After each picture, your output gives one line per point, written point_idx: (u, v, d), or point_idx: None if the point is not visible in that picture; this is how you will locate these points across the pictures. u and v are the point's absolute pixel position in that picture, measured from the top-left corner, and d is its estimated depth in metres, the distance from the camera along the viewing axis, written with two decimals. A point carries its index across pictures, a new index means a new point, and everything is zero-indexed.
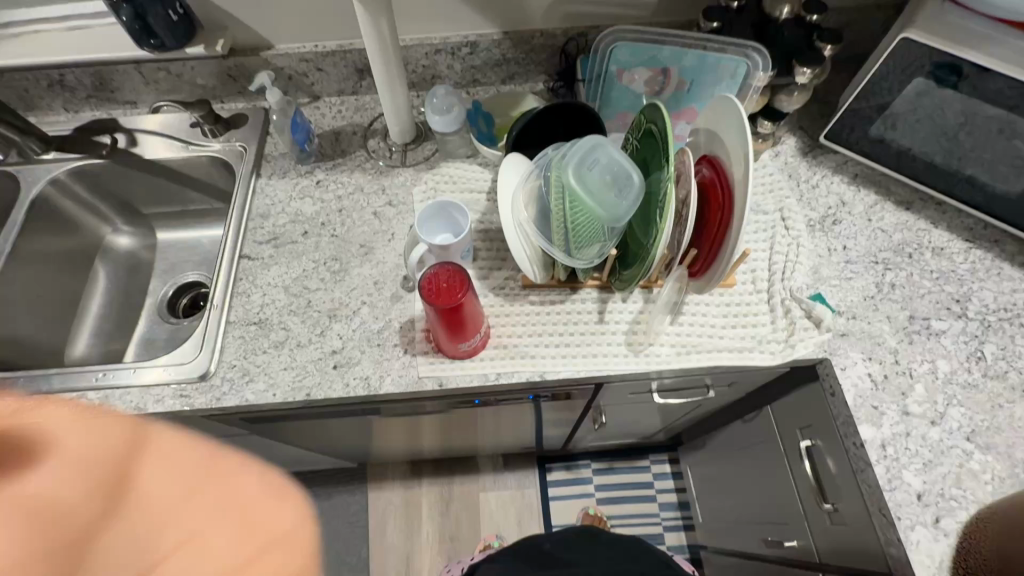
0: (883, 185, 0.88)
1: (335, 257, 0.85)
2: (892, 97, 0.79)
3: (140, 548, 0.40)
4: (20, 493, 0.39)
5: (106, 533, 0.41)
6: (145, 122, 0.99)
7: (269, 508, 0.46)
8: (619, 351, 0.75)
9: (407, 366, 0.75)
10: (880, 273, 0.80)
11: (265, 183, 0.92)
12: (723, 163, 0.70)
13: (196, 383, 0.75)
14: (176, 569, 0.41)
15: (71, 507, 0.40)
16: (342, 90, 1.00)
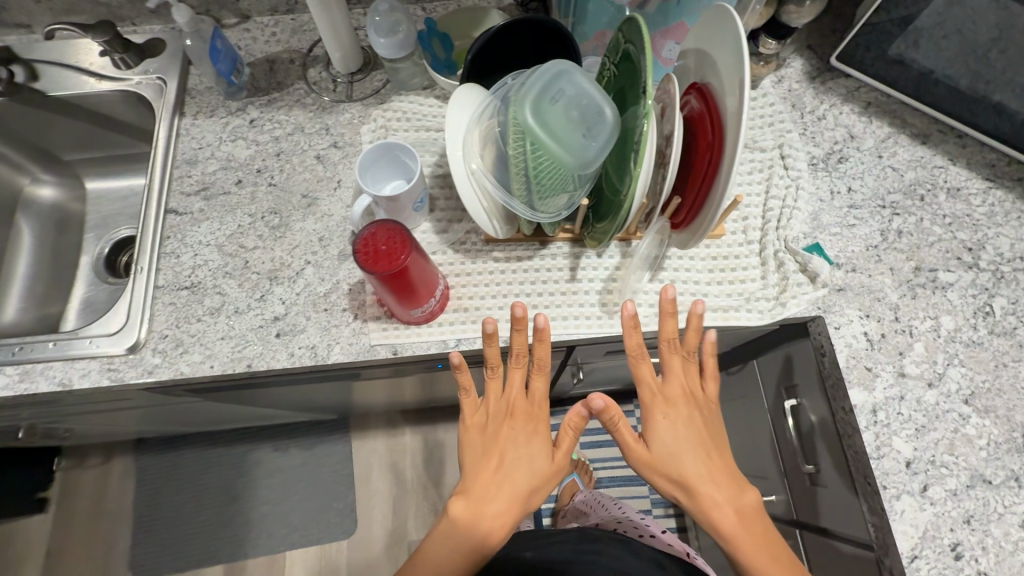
0: (897, 116, 0.77)
1: (274, 210, 0.75)
2: (918, 8, 0.66)
3: (509, 472, 0.60)
4: (482, 446, 0.62)
5: (485, 475, 0.60)
6: (46, 51, 0.85)
7: (518, 450, 0.61)
8: (591, 313, 0.67)
9: (358, 334, 0.68)
10: (887, 219, 0.71)
11: (190, 124, 0.80)
12: (715, 94, 0.59)
13: (124, 356, 0.67)
14: (507, 479, 0.59)
15: (482, 457, 0.61)
16: (274, 8, 0.85)
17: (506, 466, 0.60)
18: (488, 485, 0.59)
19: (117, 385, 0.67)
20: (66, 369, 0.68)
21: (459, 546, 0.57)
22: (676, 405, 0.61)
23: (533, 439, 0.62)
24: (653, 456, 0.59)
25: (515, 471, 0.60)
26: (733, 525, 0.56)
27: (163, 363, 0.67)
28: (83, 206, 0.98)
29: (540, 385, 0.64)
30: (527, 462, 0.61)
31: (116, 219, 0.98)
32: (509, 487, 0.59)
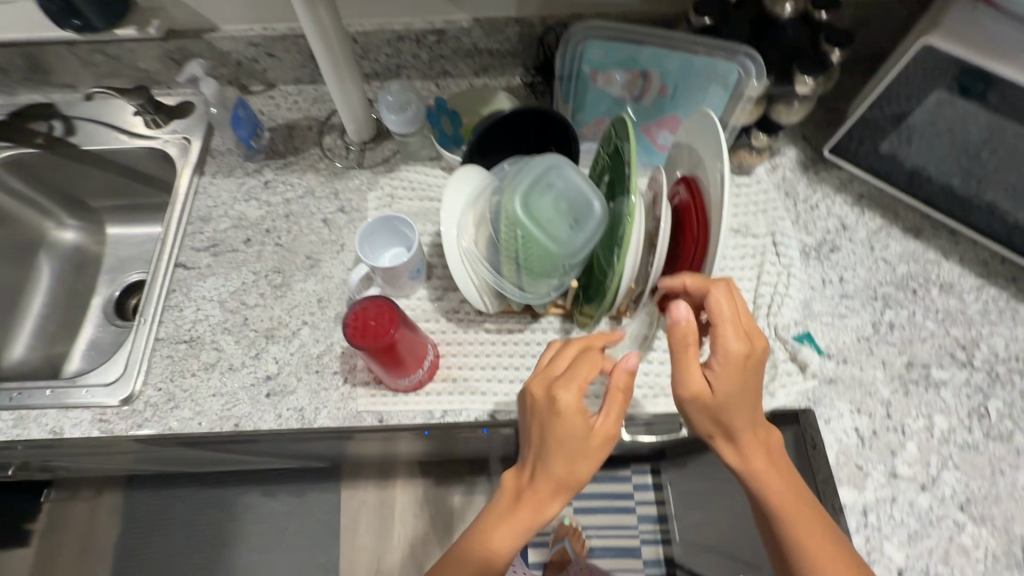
0: (890, 209, 0.79)
1: (278, 269, 0.77)
2: (909, 108, 0.69)
3: (545, 447, 0.50)
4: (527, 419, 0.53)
5: (532, 451, 0.51)
6: (85, 110, 0.91)
7: (550, 421, 0.50)
8: None
9: (346, 399, 0.68)
10: (879, 311, 0.71)
11: (208, 183, 0.85)
12: (702, 187, 0.61)
13: (117, 408, 0.69)
14: (547, 455, 0.50)
15: (527, 430, 0.52)
16: (298, 78, 0.91)
17: (544, 439, 0.50)
18: (534, 459, 0.50)
19: (107, 437, 0.68)
20: (60, 417, 0.69)
21: (508, 524, 0.49)
22: (749, 343, 0.50)
23: (564, 410, 0.50)
24: (715, 401, 0.49)
25: (554, 446, 0.49)
26: (774, 478, 0.49)
27: (154, 417, 0.68)
28: (102, 249, 1.02)
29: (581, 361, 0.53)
30: (569, 443, 0.49)
31: (130, 264, 1.02)
32: (548, 460, 0.49)
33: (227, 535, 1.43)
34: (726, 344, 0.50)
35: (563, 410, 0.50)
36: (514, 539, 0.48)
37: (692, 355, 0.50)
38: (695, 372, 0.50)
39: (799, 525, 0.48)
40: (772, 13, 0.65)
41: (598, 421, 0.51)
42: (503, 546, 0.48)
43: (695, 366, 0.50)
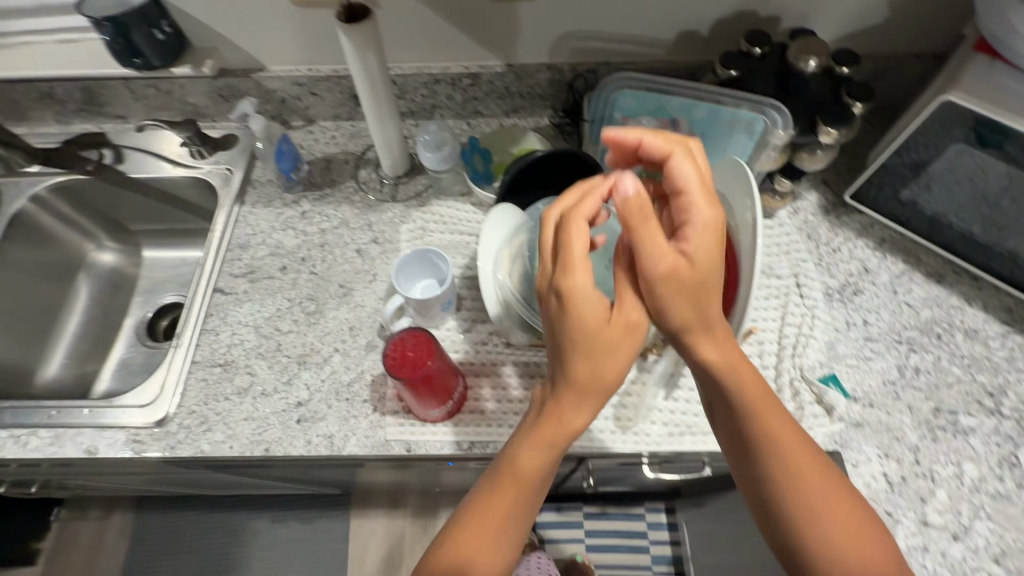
0: (912, 254, 0.80)
1: (312, 297, 0.80)
2: (930, 157, 0.71)
3: (573, 354, 0.48)
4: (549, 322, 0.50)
5: (561, 362, 0.49)
6: (135, 140, 0.96)
7: (576, 326, 0.47)
8: (605, 427, 0.68)
9: (375, 427, 0.69)
10: (904, 355, 0.72)
11: (247, 212, 0.88)
12: (730, 229, 0.63)
13: (151, 429, 0.70)
14: (574, 364, 0.48)
15: (552, 338, 0.50)
16: (337, 115, 0.95)
17: (570, 345, 0.48)
18: (562, 369, 0.49)
19: (139, 457, 0.69)
20: (95, 437, 0.71)
21: (536, 444, 0.49)
22: (711, 198, 0.48)
23: (583, 310, 0.47)
24: (677, 267, 0.47)
25: (579, 354, 0.48)
26: (740, 364, 0.50)
27: (186, 439, 0.70)
28: (137, 271, 1.06)
29: (574, 231, 0.48)
30: (583, 338, 0.47)
31: (165, 286, 1.05)
32: (576, 367, 0.48)
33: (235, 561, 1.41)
34: (695, 209, 0.48)
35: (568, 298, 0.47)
36: (541, 456, 0.49)
37: (648, 223, 0.47)
38: (655, 239, 0.47)
39: (768, 419, 0.50)
40: (795, 66, 0.68)
41: (611, 302, 0.48)
42: (537, 464, 0.49)
43: (654, 237, 0.47)
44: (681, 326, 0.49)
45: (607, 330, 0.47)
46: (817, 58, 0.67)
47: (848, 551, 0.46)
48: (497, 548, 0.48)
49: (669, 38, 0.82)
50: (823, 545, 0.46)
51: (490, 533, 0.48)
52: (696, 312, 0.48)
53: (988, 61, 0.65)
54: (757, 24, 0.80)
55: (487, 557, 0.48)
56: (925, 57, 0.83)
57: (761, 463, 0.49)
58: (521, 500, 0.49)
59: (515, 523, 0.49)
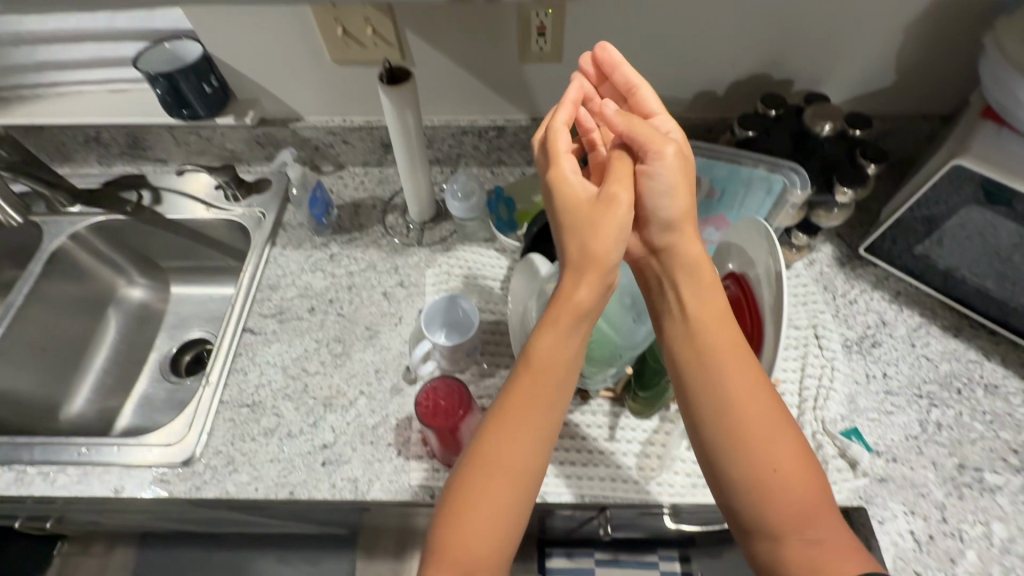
0: (927, 307, 0.82)
1: (339, 338, 0.82)
2: (943, 215, 0.74)
3: (571, 232, 0.54)
4: (553, 217, 0.57)
5: (565, 243, 0.55)
6: (173, 183, 1.00)
7: (572, 208, 0.54)
8: (629, 477, 0.68)
9: (400, 472, 0.70)
10: (925, 409, 0.72)
11: (278, 253, 0.91)
12: (752, 283, 0.65)
13: (178, 468, 0.71)
14: (573, 239, 0.54)
15: (556, 230, 0.56)
16: (366, 162, 1.00)
17: (569, 228, 0.55)
18: (567, 250, 0.55)
19: (165, 497, 0.70)
20: (122, 475, 0.71)
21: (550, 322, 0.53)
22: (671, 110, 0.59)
23: (575, 191, 0.55)
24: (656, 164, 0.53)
25: (578, 231, 0.54)
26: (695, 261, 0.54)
27: (212, 480, 0.70)
28: (164, 307, 1.08)
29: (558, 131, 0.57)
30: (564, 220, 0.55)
31: (190, 322, 1.07)
32: (577, 240, 0.54)
33: None
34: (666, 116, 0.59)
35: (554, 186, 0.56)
36: (559, 335, 0.53)
37: (629, 122, 0.54)
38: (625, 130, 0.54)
39: (711, 339, 0.52)
40: (811, 130, 0.72)
41: (593, 188, 0.56)
42: (550, 343, 0.53)
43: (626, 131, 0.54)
44: (665, 221, 0.54)
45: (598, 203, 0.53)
46: (831, 123, 0.71)
47: (772, 456, 0.49)
48: (519, 429, 0.50)
49: (687, 97, 0.87)
50: (744, 455, 0.49)
51: (522, 423, 0.51)
52: (678, 206, 0.54)
53: (995, 128, 0.68)
54: (771, 87, 0.85)
55: (514, 446, 0.50)
56: (932, 119, 0.87)
57: (699, 375, 0.52)
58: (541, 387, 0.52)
59: (535, 411, 0.51)
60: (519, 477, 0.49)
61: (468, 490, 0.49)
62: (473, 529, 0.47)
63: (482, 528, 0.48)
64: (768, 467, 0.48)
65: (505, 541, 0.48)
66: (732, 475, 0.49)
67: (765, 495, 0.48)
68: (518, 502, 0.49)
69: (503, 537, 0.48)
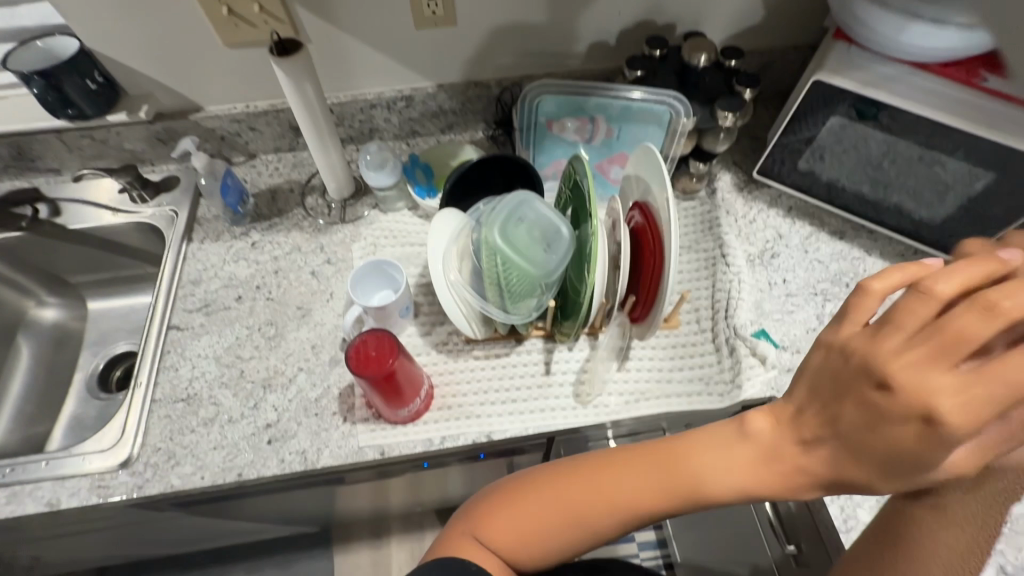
0: (817, 217, 0.90)
1: (270, 321, 0.81)
2: (817, 130, 0.81)
3: (876, 424, 0.37)
4: (875, 389, 0.37)
5: (861, 426, 0.38)
6: (70, 191, 0.95)
7: (933, 408, 0.35)
8: (567, 404, 0.73)
9: (348, 437, 0.71)
10: (821, 304, 0.81)
11: (197, 248, 0.89)
12: (654, 210, 0.70)
13: (116, 472, 0.69)
14: (891, 434, 0.37)
15: (852, 403, 0.39)
16: (278, 147, 0.98)
17: (892, 422, 0.37)
18: (863, 445, 0.38)
19: (105, 502, 0.68)
20: (55, 488, 0.69)
21: (745, 471, 0.44)
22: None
23: (947, 395, 0.35)
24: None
25: (895, 438, 0.37)
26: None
27: (154, 476, 0.69)
28: (83, 325, 1.03)
29: (1010, 355, 0.34)
30: (912, 460, 0.37)
31: (113, 336, 1.03)
32: (898, 436, 0.37)
33: None
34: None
35: (946, 431, 0.35)
36: (735, 489, 0.44)
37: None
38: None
39: None
40: (691, 63, 0.77)
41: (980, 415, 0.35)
42: (725, 487, 0.45)
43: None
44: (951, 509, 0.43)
45: (962, 427, 0.35)
46: (707, 53, 0.76)
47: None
48: (624, 502, 0.48)
49: (581, 49, 0.91)
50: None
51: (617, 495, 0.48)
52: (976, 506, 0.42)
53: (845, 44, 0.76)
54: (656, 31, 0.90)
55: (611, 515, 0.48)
56: (802, 48, 0.95)
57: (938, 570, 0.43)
58: (678, 494, 0.46)
59: (648, 513, 0.48)
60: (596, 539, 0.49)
61: (542, 508, 0.49)
62: (519, 531, 0.49)
63: (539, 523, 0.49)
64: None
65: (539, 547, 0.49)
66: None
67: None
68: (562, 544, 0.49)
69: (543, 546, 0.49)
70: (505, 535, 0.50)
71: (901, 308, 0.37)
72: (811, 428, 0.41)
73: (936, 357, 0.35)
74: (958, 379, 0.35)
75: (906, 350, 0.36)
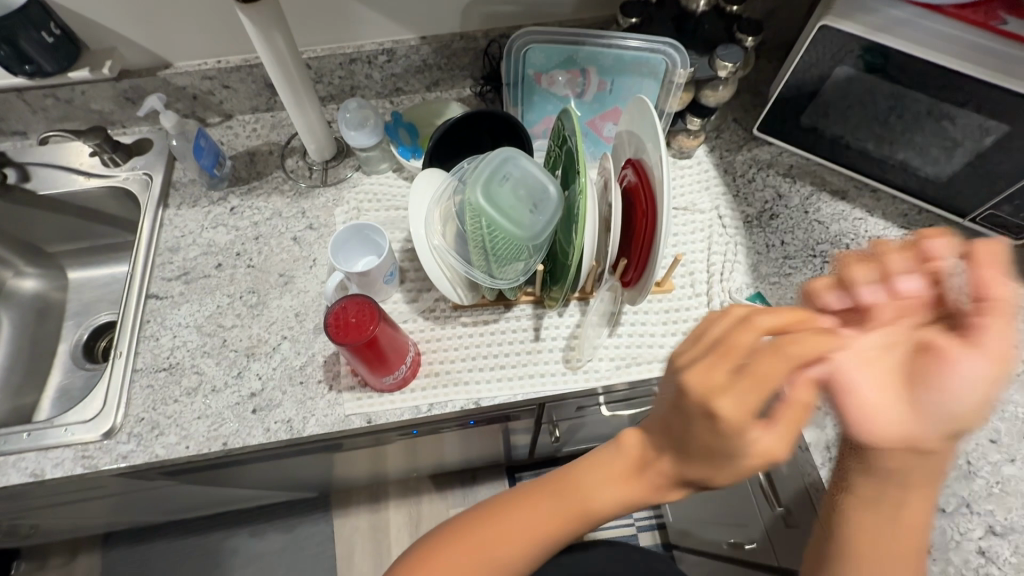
0: (818, 176, 0.87)
1: (252, 289, 0.79)
2: (821, 83, 0.77)
3: (694, 426, 0.44)
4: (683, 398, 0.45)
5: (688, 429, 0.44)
6: (37, 154, 0.90)
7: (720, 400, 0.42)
8: (556, 370, 0.71)
9: (333, 405, 0.70)
10: (819, 266, 0.78)
11: (173, 214, 0.86)
12: (647, 167, 0.66)
13: (100, 442, 0.68)
14: (702, 431, 0.43)
15: (674, 414, 0.46)
16: (255, 107, 0.93)
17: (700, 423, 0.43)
18: (691, 445, 0.45)
19: (91, 472, 0.67)
20: (39, 459, 0.68)
21: (615, 484, 0.50)
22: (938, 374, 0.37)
23: (720, 390, 0.42)
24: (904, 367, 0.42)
25: (706, 434, 0.43)
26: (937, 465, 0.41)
27: (139, 446, 0.68)
28: (64, 295, 1.00)
29: (763, 355, 0.41)
30: (715, 450, 0.43)
31: (96, 306, 1.00)
32: (709, 433, 0.43)
33: None
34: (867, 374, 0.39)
35: (731, 427, 0.42)
36: (614, 499, 0.50)
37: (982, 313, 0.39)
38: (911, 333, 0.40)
39: None
40: (690, 9, 0.72)
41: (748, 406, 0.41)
42: (603, 500, 0.50)
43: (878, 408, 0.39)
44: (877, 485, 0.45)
45: (740, 414, 0.41)
46: None
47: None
48: (529, 531, 0.51)
49: None
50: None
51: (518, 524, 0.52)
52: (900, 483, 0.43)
53: None
54: None
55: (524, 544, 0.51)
56: None
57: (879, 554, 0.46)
58: (569, 519, 0.51)
59: (557, 538, 0.52)
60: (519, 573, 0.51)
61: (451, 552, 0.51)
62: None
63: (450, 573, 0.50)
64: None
65: None
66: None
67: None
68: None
69: None
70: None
71: (715, 327, 0.47)
72: (657, 443, 0.48)
73: (716, 361, 0.43)
74: (738, 373, 0.42)
75: (703, 360, 0.44)
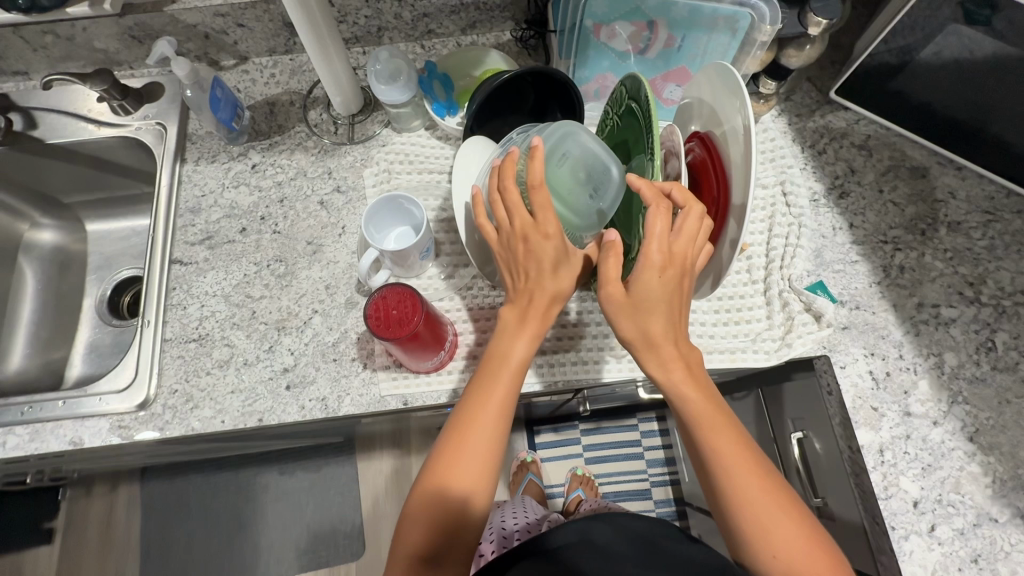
0: (897, 149, 0.78)
1: (279, 257, 0.75)
2: (916, 40, 0.66)
3: (537, 251, 0.54)
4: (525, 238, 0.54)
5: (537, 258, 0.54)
6: (43, 98, 0.84)
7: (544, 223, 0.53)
8: (599, 357, 0.68)
9: (367, 384, 0.68)
10: (888, 254, 0.72)
11: (192, 171, 0.80)
12: (718, 144, 0.59)
13: (135, 413, 0.68)
14: (544, 254, 0.54)
15: (523, 256, 0.55)
16: (272, 49, 0.84)
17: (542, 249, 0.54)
18: (540, 272, 0.54)
19: (128, 442, 0.67)
20: (76, 427, 0.68)
21: (519, 335, 0.54)
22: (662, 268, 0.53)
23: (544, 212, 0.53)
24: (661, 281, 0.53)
25: (551, 257, 0.54)
26: (656, 363, 0.54)
27: (174, 419, 0.67)
28: (84, 247, 0.97)
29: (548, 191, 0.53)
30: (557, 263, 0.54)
31: (118, 260, 0.97)
32: (554, 248, 0.53)
33: (250, 523, 1.36)
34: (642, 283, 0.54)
35: (550, 234, 0.53)
36: (528, 345, 0.54)
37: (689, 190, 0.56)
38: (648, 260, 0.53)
39: (733, 471, 0.51)
40: None
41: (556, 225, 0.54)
42: (519, 351, 0.54)
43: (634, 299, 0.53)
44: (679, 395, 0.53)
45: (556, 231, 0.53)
46: None
47: (785, 527, 0.49)
48: (486, 401, 0.53)
49: None
50: (751, 531, 0.49)
51: (475, 396, 0.53)
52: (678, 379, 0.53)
53: None
54: None
55: (483, 432, 0.52)
56: None
57: (702, 438, 0.52)
58: (507, 377, 0.53)
59: (493, 424, 0.52)
60: (490, 470, 0.51)
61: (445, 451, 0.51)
62: (457, 472, 0.50)
63: (458, 463, 0.51)
64: (785, 561, 0.48)
65: (476, 478, 0.51)
66: (743, 548, 0.50)
67: (775, 554, 0.48)
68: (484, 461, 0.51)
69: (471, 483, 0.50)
70: (418, 527, 0.50)
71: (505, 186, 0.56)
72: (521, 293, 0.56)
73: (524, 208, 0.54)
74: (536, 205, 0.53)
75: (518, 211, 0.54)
